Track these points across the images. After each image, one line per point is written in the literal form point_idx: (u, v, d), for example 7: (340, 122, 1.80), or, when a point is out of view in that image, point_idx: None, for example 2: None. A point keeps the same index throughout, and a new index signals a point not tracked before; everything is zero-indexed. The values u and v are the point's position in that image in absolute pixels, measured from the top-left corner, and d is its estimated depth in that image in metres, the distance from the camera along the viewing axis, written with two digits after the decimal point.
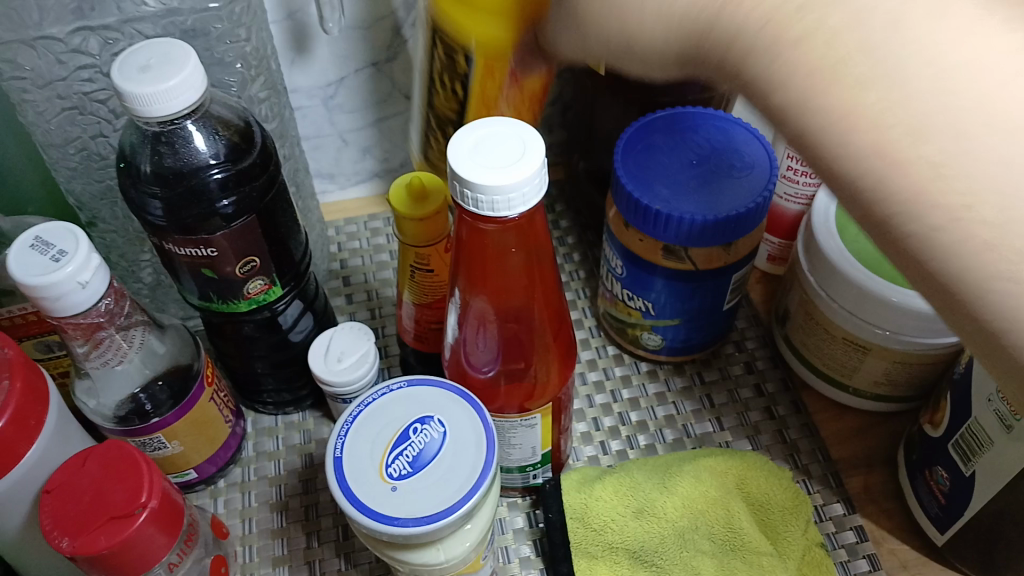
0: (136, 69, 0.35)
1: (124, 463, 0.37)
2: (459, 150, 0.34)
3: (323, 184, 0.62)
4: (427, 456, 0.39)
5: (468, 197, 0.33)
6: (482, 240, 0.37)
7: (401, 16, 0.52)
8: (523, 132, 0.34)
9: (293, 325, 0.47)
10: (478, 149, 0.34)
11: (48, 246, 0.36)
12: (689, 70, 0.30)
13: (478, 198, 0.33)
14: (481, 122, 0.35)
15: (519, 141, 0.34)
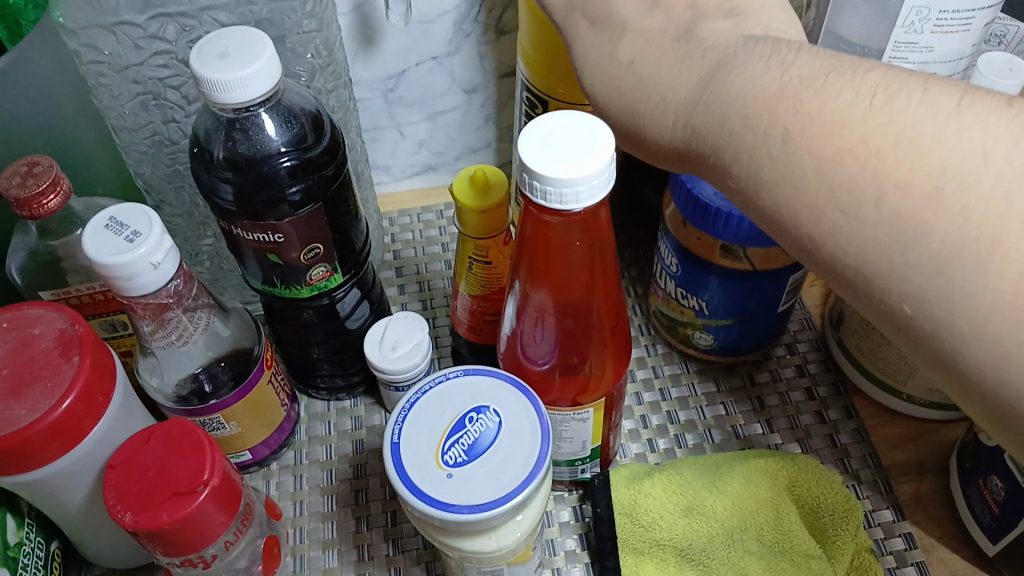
0: (214, 56, 0.36)
1: (188, 442, 0.38)
2: (529, 149, 0.34)
3: (379, 176, 0.63)
4: (482, 445, 0.39)
5: (536, 188, 0.33)
6: (546, 233, 0.37)
7: (464, 11, 0.52)
8: (592, 125, 0.34)
9: (350, 313, 0.48)
10: (548, 142, 0.34)
11: (122, 226, 0.37)
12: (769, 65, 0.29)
13: (546, 189, 0.33)
14: (548, 115, 0.35)
15: (589, 134, 0.34)
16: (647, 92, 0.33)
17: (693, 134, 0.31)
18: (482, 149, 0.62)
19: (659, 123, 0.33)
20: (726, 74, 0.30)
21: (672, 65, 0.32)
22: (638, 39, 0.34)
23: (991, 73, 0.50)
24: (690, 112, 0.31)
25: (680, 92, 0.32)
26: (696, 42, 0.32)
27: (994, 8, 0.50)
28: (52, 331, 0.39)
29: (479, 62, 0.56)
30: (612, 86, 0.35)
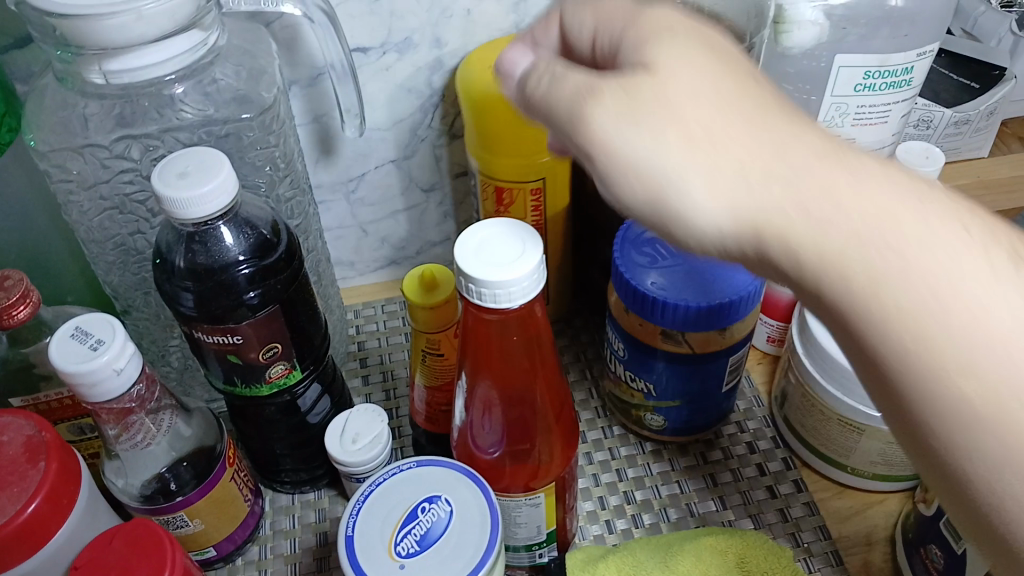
0: (174, 175, 0.39)
1: (150, 541, 0.40)
2: (467, 259, 0.36)
3: (344, 271, 0.65)
4: (433, 535, 0.40)
5: (473, 289, 0.36)
6: (486, 329, 0.39)
7: (418, 118, 0.56)
8: (524, 233, 0.38)
9: (311, 407, 0.50)
10: (482, 248, 0.37)
11: (86, 335, 0.39)
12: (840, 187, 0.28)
13: (481, 290, 0.36)
14: (480, 224, 0.38)
15: (519, 240, 0.37)
16: (730, 137, 0.28)
17: (798, 206, 0.27)
18: (442, 243, 0.65)
19: (709, 186, 0.28)
20: (834, 156, 0.28)
21: (757, 121, 0.28)
22: (709, 72, 0.29)
23: (910, 161, 0.54)
24: (799, 181, 0.27)
25: (786, 152, 0.28)
26: (764, 100, 0.29)
27: (909, 100, 0.54)
28: (19, 438, 0.40)
29: (435, 163, 0.59)
30: (684, 119, 0.28)
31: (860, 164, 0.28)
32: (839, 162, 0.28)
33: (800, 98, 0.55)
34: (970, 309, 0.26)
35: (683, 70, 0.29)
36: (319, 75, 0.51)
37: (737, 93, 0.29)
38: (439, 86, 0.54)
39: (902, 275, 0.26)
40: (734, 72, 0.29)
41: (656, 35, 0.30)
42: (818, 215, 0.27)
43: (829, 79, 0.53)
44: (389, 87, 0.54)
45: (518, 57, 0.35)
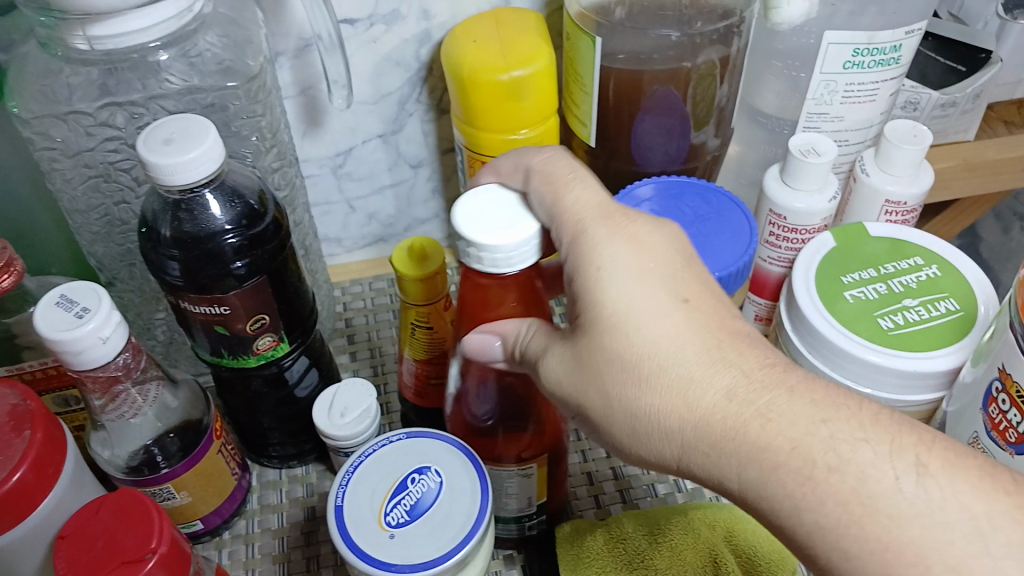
0: (159, 142, 0.38)
1: (136, 511, 0.39)
2: (467, 224, 0.36)
3: (331, 248, 0.65)
4: (423, 505, 0.40)
5: (475, 255, 0.36)
6: (484, 293, 0.39)
7: (406, 93, 0.56)
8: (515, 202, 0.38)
9: (299, 380, 0.49)
10: (478, 215, 0.37)
11: (71, 303, 0.39)
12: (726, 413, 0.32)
13: (484, 255, 0.35)
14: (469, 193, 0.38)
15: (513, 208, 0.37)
16: (650, 386, 0.33)
17: (715, 449, 0.32)
18: (430, 220, 0.65)
19: (646, 438, 0.34)
20: (747, 393, 0.32)
21: (679, 366, 0.33)
22: (649, 316, 0.34)
23: (897, 139, 0.54)
24: (706, 428, 0.32)
25: (702, 401, 0.33)
26: (703, 344, 0.33)
27: (897, 79, 0.54)
28: (4, 407, 0.40)
29: (423, 139, 0.59)
30: (617, 378, 0.34)
31: (761, 395, 0.32)
32: (749, 403, 0.32)
33: (788, 75, 0.55)
34: (856, 485, 0.30)
35: (624, 320, 0.34)
36: (305, 46, 0.51)
37: (680, 335, 0.34)
38: (427, 59, 0.54)
39: (813, 473, 0.30)
40: (680, 312, 0.34)
41: (607, 248, 0.36)
42: (715, 440, 0.32)
43: (818, 56, 0.52)
44: (376, 60, 0.53)
45: (486, 334, 0.39)
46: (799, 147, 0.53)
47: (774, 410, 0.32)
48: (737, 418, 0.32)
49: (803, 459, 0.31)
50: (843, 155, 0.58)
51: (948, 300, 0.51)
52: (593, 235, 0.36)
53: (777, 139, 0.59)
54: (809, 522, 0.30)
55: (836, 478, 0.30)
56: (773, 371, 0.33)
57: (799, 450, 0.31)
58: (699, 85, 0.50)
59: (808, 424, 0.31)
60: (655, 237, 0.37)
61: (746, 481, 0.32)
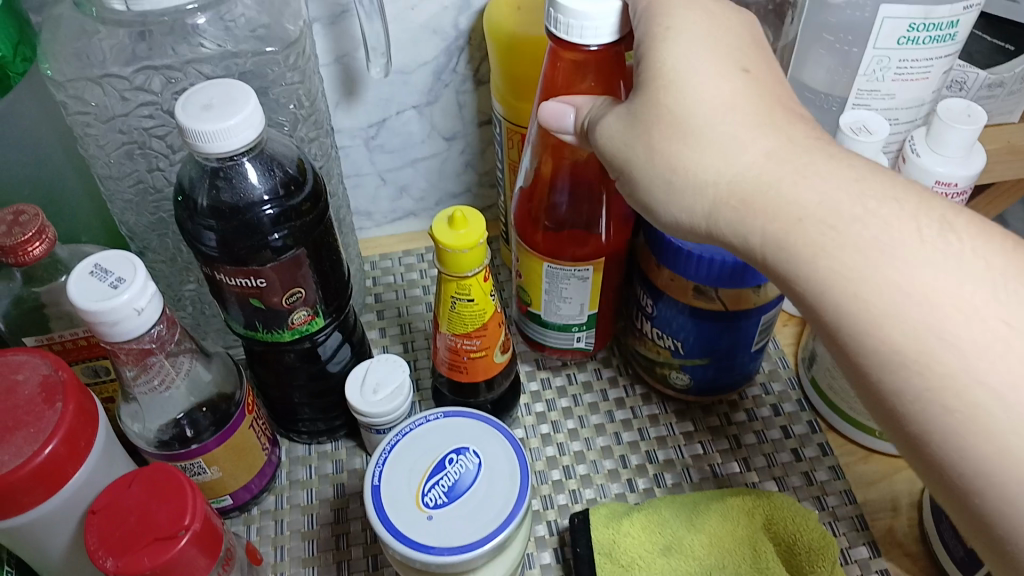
0: (198, 108, 0.37)
1: (170, 487, 0.38)
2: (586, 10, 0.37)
3: (361, 222, 0.64)
4: (461, 486, 0.40)
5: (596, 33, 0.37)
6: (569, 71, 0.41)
7: (444, 62, 0.54)
8: None
9: (332, 355, 0.49)
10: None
11: (106, 273, 0.37)
12: (765, 168, 0.33)
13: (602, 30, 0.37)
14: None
15: None
16: (697, 141, 0.34)
17: (745, 204, 0.33)
18: (462, 194, 0.64)
19: (678, 199, 0.35)
20: (787, 154, 0.33)
21: (725, 124, 0.34)
22: (708, 79, 0.34)
23: (950, 118, 0.52)
24: (741, 182, 0.33)
25: (742, 157, 0.34)
26: (756, 111, 0.34)
27: (953, 57, 0.52)
28: (36, 377, 0.39)
29: (458, 110, 0.57)
30: (665, 138, 0.35)
31: (800, 157, 0.33)
32: (787, 164, 0.33)
33: (839, 50, 0.53)
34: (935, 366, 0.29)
35: (682, 78, 0.34)
36: (343, 12, 0.49)
37: (735, 100, 0.34)
38: (466, 28, 0.52)
39: (837, 223, 0.31)
40: (738, 82, 0.35)
41: (679, 16, 0.36)
42: (749, 192, 0.33)
43: (872, 31, 0.50)
44: (413, 28, 0.51)
45: (563, 103, 0.40)
46: (850, 125, 0.51)
47: (821, 173, 0.32)
48: (776, 178, 0.33)
49: (837, 206, 0.31)
50: (893, 134, 0.56)
51: None
52: (670, 3, 0.36)
53: (825, 117, 0.57)
54: (827, 266, 0.31)
55: (859, 227, 0.31)
56: (814, 142, 0.34)
57: (842, 210, 0.31)
58: None
59: (837, 183, 0.32)
60: (727, 23, 0.37)
61: (769, 234, 0.33)
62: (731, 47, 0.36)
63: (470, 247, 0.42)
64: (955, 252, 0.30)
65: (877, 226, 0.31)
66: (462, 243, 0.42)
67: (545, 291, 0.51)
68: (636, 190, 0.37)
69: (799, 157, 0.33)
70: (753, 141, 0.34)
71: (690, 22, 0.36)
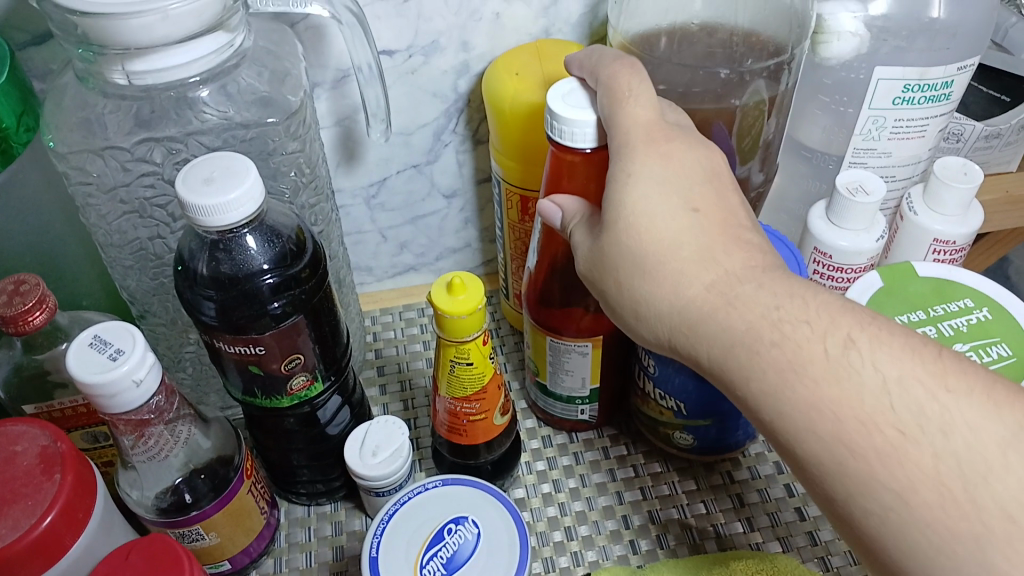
0: (200, 182, 0.37)
1: (167, 559, 0.38)
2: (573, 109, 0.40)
3: (361, 277, 0.64)
4: (460, 558, 0.40)
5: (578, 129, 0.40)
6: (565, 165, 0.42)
7: (443, 123, 0.55)
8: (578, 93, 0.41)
9: (331, 418, 0.49)
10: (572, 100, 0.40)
11: (106, 345, 0.38)
12: (709, 302, 0.34)
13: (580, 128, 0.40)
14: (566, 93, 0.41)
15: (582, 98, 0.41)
16: (651, 277, 0.35)
17: (693, 331, 0.34)
18: (462, 249, 0.64)
19: (643, 324, 0.37)
20: (724, 285, 0.34)
21: (674, 261, 0.35)
22: (659, 217, 0.36)
23: (947, 178, 0.52)
24: (688, 313, 0.34)
25: (687, 288, 0.34)
26: (705, 243, 0.35)
27: (948, 115, 0.52)
28: (34, 448, 0.39)
29: (458, 169, 0.58)
30: (626, 271, 0.36)
31: (740, 289, 0.33)
32: (725, 295, 0.33)
33: (835, 110, 0.53)
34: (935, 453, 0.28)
35: (634, 218, 0.36)
36: (343, 77, 0.50)
37: (682, 233, 0.35)
38: (465, 91, 0.53)
39: (759, 347, 0.32)
40: (687, 217, 0.36)
41: (636, 155, 0.37)
42: (691, 321, 0.34)
43: (867, 92, 0.51)
44: (413, 92, 0.52)
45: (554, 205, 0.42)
46: (848, 184, 0.52)
47: (773, 300, 0.33)
48: (719, 311, 0.33)
49: (766, 332, 0.32)
50: (890, 190, 0.56)
51: (999, 345, 0.48)
52: (633, 142, 0.37)
53: (822, 174, 0.58)
54: (760, 387, 0.32)
55: (776, 351, 0.31)
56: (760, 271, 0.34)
57: (780, 337, 0.32)
58: (744, 120, 0.48)
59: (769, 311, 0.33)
60: (687, 155, 0.38)
61: (716, 361, 0.34)
62: (687, 181, 0.37)
63: (466, 313, 0.42)
64: (902, 364, 0.30)
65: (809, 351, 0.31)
66: (459, 309, 0.42)
67: (548, 362, 0.52)
68: (614, 309, 0.39)
69: (746, 289, 0.33)
70: (698, 275, 0.34)
71: (649, 159, 0.37)
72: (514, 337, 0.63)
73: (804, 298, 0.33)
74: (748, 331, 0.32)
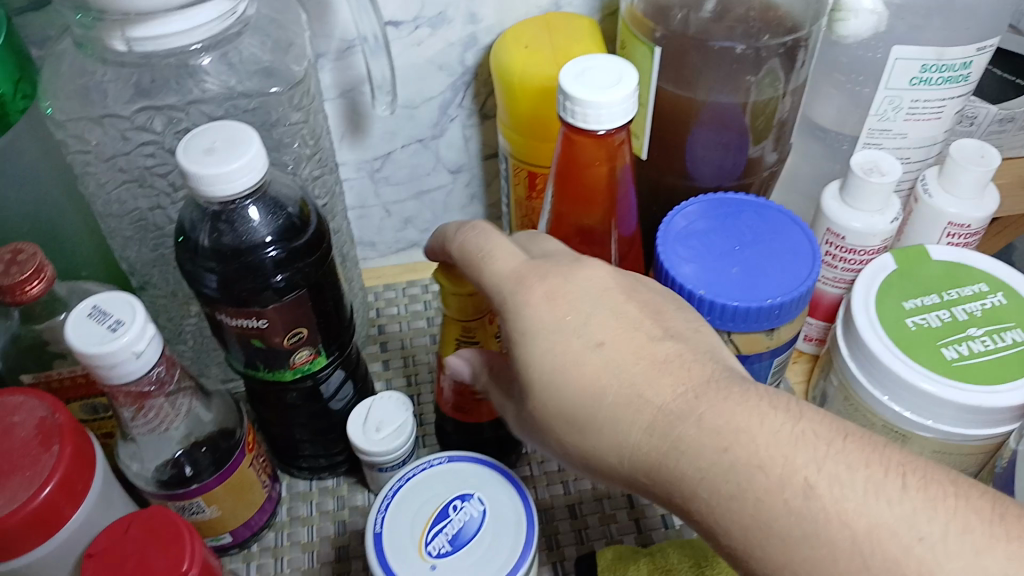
0: (201, 151, 0.36)
1: (169, 531, 0.38)
2: (586, 80, 0.39)
3: (365, 252, 0.63)
4: (466, 534, 0.39)
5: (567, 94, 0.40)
6: (573, 149, 0.42)
7: (449, 97, 0.54)
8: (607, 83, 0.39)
9: (334, 393, 0.48)
10: (598, 78, 0.40)
11: (105, 316, 0.37)
12: (654, 441, 0.32)
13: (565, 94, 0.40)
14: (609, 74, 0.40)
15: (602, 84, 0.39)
16: (597, 431, 0.34)
17: (653, 479, 0.32)
18: None
19: (610, 473, 0.34)
20: (664, 426, 0.32)
21: (607, 408, 0.33)
22: (567, 370, 0.34)
23: (962, 159, 0.51)
24: (644, 459, 0.32)
25: (629, 435, 0.33)
26: (626, 382, 0.33)
27: (965, 97, 0.51)
28: (32, 420, 0.39)
29: (464, 144, 0.57)
30: (569, 433, 0.34)
31: (674, 428, 0.32)
32: (667, 438, 0.32)
33: (850, 89, 0.52)
34: None
35: (546, 379, 0.34)
36: (348, 48, 0.49)
37: (600, 378, 0.34)
38: (472, 63, 0.52)
39: (718, 485, 0.30)
40: (595, 353, 0.34)
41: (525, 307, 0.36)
42: (661, 475, 0.32)
43: (884, 71, 0.50)
44: (419, 64, 0.51)
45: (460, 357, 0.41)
46: (862, 165, 0.51)
47: (716, 411, 0.32)
48: (670, 456, 0.31)
49: (718, 479, 0.30)
50: (904, 172, 0.55)
51: (1014, 330, 0.47)
52: (515, 298, 0.36)
53: (835, 154, 0.57)
54: (703, 500, 0.31)
55: (725, 483, 0.30)
56: (683, 393, 0.32)
57: (724, 472, 0.30)
58: (758, 99, 0.47)
59: (711, 450, 0.31)
60: (568, 280, 0.36)
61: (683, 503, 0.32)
62: (585, 307, 0.36)
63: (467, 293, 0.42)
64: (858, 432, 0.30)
65: (758, 480, 0.30)
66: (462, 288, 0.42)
67: None
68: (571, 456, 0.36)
69: (685, 431, 0.31)
70: (638, 409, 0.33)
71: (541, 303, 0.36)
72: None
73: (753, 401, 0.32)
74: (704, 475, 0.30)
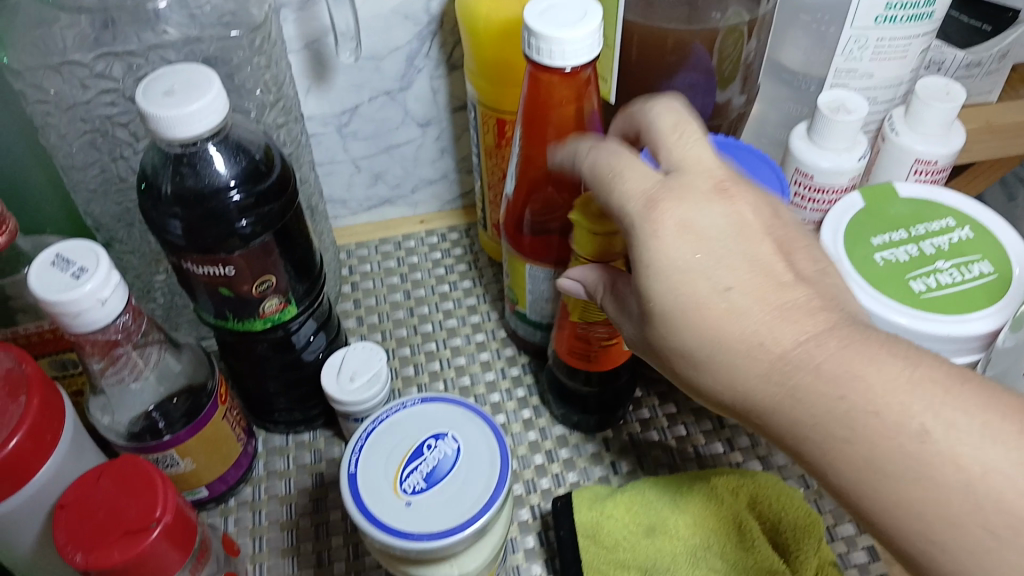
0: (160, 94, 0.36)
1: (140, 480, 0.38)
2: (549, 15, 0.39)
3: (335, 210, 0.63)
4: (440, 472, 0.39)
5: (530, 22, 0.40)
6: (540, 90, 0.42)
7: (415, 47, 0.53)
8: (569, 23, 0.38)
9: (305, 345, 0.48)
10: (562, 15, 0.39)
11: (69, 263, 0.37)
12: (771, 389, 0.32)
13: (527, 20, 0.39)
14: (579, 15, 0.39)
15: (564, 22, 0.39)
16: (714, 372, 0.33)
17: (758, 418, 0.33)
18: (439, 181, 0.63)
19: (721, 404, 0.34)
20: (779, 374, 0.31)
21: (730, 351, 0.32)
22: (695, 312, 0.33)
23: (927, 96, 0.51)
24: (752, 402, 0.32)
25: (743, 378, 0.32)
26: (749, 326, 0.32)
27: (931, 34, 0.51)
28: None
29: (432, 96, 0.57)
30: (687, 367, 0.34)
31: (791, 377, 0.31)
32: (785, 384, 0.31)
33: (816, 30, 0.53)
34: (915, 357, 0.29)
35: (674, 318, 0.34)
36: None
37: (721, 325, 0.32)
38: (438, 11, 0.51)
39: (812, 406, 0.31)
40: (721, 298, 0.33)
41: (654, 245, 0.34)
42: (769, 417, 0.32)
43: (850, 8, 0.49)
44: (384, 13, 0.51)
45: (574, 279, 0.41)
46: (830, 104, 0.51)
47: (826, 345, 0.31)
48: (784, 402, 0.31)
49: (823, 413, 0.30)
50: (871, 113, 0.55)
51: (981, 262, 0.48)
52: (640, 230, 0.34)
53: (802, 97, 0.57)
54: (795, 429, 0.31)
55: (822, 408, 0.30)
56: (805, 345, 0.31)
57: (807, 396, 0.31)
58: (725, 39, 0.47)
59: (828, 395, 0.30)
60: (702, 217, 0.34)
61: (784, 443, 0.32)
62: (720, 244, 0.34)
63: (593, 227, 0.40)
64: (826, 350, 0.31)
65: (849, 407, 0.30)
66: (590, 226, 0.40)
67: (527, 290, 0.51)
68: (685, 386, 0.36)
69: (804, 376, 0.31)
70: (750, 348, 0.32)
71: (672, 238, 0.34)
72: (493, 269, 0.61)
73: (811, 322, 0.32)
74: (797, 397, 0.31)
